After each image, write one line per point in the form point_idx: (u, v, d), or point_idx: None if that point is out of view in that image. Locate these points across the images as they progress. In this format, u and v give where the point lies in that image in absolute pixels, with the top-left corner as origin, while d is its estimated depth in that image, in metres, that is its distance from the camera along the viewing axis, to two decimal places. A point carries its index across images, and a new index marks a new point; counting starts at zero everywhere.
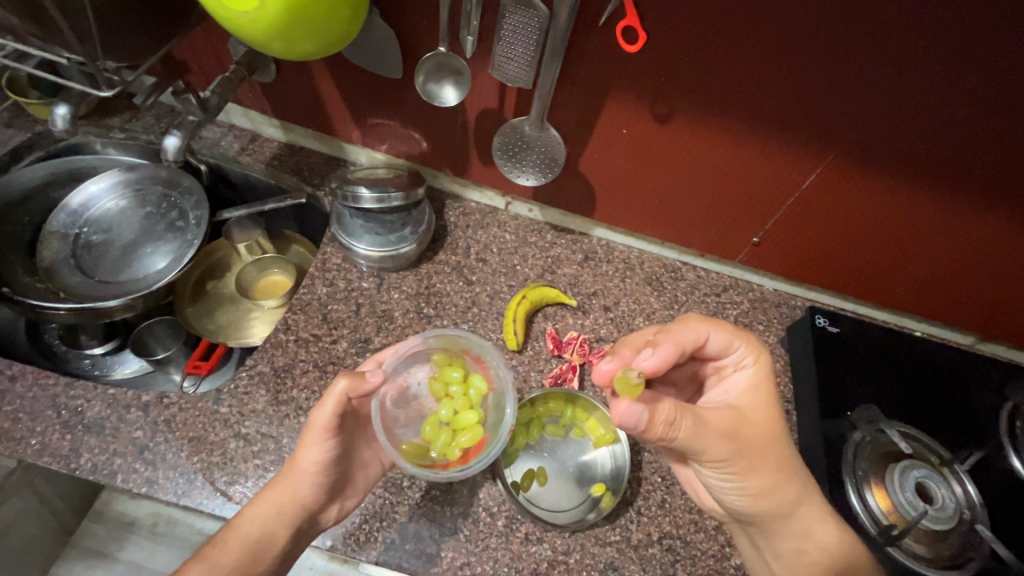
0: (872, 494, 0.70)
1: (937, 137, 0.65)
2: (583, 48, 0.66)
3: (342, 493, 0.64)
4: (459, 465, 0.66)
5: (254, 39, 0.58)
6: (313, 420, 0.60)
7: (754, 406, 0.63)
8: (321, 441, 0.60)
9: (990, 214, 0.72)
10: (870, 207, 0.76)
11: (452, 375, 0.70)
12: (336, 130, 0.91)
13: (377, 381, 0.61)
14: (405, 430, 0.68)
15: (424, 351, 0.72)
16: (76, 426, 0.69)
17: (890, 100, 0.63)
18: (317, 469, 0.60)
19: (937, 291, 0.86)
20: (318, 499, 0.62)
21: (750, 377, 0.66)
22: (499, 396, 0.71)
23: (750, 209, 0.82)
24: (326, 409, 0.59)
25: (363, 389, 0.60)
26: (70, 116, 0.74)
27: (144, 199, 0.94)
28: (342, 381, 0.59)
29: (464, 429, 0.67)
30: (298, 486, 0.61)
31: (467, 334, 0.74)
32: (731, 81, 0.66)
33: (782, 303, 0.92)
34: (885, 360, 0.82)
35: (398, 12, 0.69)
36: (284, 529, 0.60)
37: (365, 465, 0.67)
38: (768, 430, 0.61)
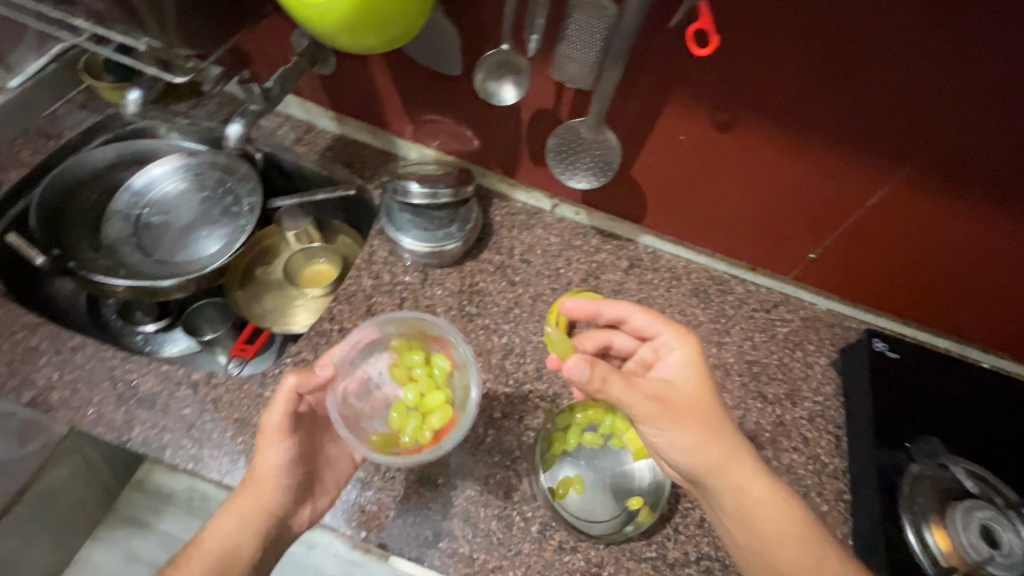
0: (931, 533, 0.66)
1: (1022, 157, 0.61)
2: (650, 51, 0.65)
3: (310, 496, 0.64)
4: (432, 445, 0.67)
5: (323, 33, 0.59)
6: (267, 422, 0.61)
7: (686, 379, 0.62)
8: (277, 442, 0.61)
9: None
10: (940, 227, 0.72)
11: (413, 359, 0.72)
12: (389, 124, 0.91)
13: (329, 375, 0.63)
14: (372, 421, 0.70)
15: (381, 340, 0.74)
16: (129, 399, 0.72)
17: (973, 114, 0.59)
18: (278, 470, 0.61)
19: (1006, 321, 0.81)
20: (285, 505, 0.62)
21: (684, 360, 0.64)
22: (463, 373, 0.72)
23: (808, 223, 0.79)
24: (277, 408, 0.61)
25: (313, 382, 0.62)
26: (141, 101, 0.77)
27: (203, 184, 0.98)
28: (291, 378, 0.60)
29: (432, 411, 0.69)
30: (267, 493, 0.61)
31: (424, 316, 0.74)
32: (800, 90, 0.63)
33: (836, 323, 0.88)
34: (947, 390, 0.77)
35: (464, 9, 0.69)
36: (249, 540, 0.59)
37: (332, 463, 0.67)
38: (702, 400, 0.61)
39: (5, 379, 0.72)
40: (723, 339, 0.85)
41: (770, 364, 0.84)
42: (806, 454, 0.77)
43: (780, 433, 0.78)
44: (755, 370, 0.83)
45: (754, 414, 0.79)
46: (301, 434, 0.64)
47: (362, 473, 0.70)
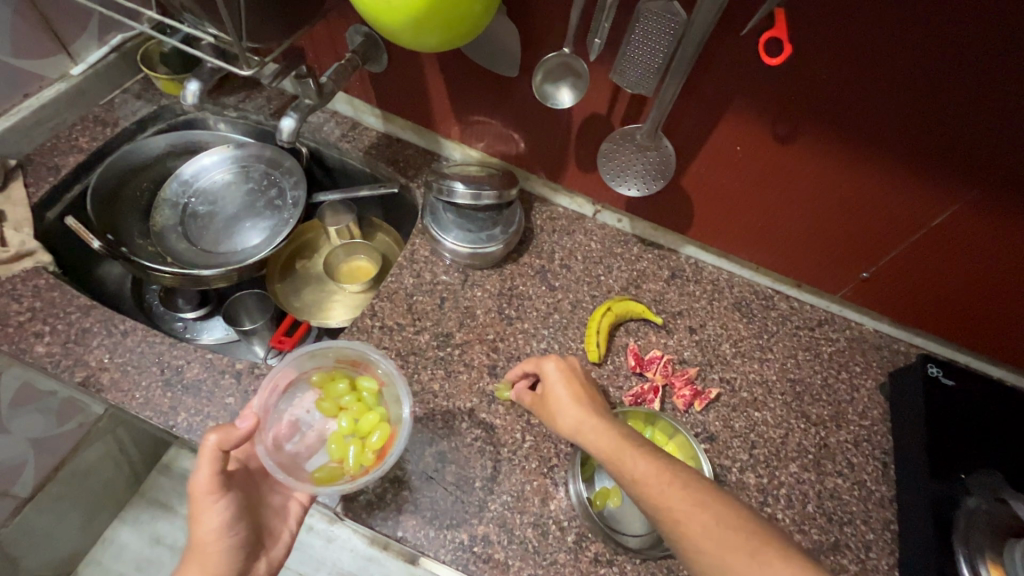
0: (986, 568, 0.62)
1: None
2: (716, 59, 0.64)
3: (262, 549, 0.62)
4: (376, 461, 0.66)
5: (385, 29, 0.59)
6: (193, 487, 0.57)
7: (555, 378, 0.65)
8: (210, 505, 0.57)
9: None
10: (999, 252, 0.69)
11: (338, 389, 0.72)
12: (436, 124, 0.92)
13: (251, 425, 0.59)
14: (312, 459, 0.69)
15: (302, 378, 0.73)
16: (176, 385, 0.73)
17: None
18: (219, 531, 0.57)
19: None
20: (237, 563, 0.59)
21: (558, 376, 0.65)
22: (392, 388, 0.72)
23: (861, 242, 0.77)
24: (203, 471, 0.57)
25: (238, 435, 0.58)
26: (199, 92, 0.80)
27: (248, 175, 0.98)
28: (211, 437, 0.57)
29: (370, 432, 0.69)
30: (212, 560, 0.56)
31: (333, 344, 0.73)
32: (868, 106, 0.61)
33: (884, 345, 0.86)
34: (1002, 419, 0.74)
35: (525, 11, 0.69)
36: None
37: (280, 512, 0.66)
38: (573, 392, 0.64)
39: (59, 359, 0.74)
40: (766, 356, 0.83)
41: (814, 383, 0.81)
42: (853, 479, 0.74)
43: (824, 456, 0.76)
44: (799, 391, 0.80)
45: (797, 435, 0.77)
46: (234, 492, 0.60)
47: (400, 471, 0.69)
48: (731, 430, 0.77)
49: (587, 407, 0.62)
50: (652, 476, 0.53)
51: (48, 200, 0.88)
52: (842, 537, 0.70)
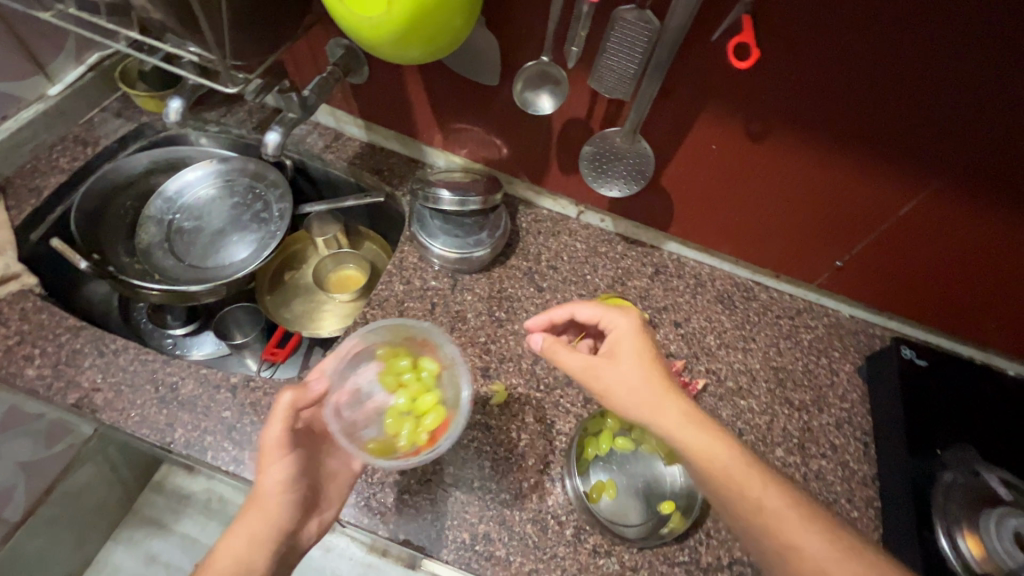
0: (963, 539, 0.66)
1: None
2: (689, 63, 0.66)
3: (317, 509, 0.63)
4: (430, 444, 0.68)
5: (368, 42, 0.61)
6: (265, 440, 0.60)
7: (627, 338, 0.61)
8: (277, 459, 0.60)
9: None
10: (965, 236, 0.73)
11: (401, 365, 0.73)
12: (419, 133, 0.93)
13: (323, 390, 0.62)
14: (367, 430, 0.70)
15: (366, 349, 0.75)
16: (171, 402, 0.73)
17: (1014, 134, 0.60)
18: (282, 487, 0.59)
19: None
20: (295, 519, 0.60)
21: (629, 329, 0.62)
22: (452, 373, 0.74)
23: (836, 232, 0.80)
24: (274, 426, 0.59)
25: (310, 395, 0.61)
26: (182, 109, 0.79)
27: (234, 190, 0.99)
28: (286, 395, 0.60)
29: (426, 413, 0.70)
30: (273, 509, 0.59)
31: (409, 322, 0.76)
32: (838, 101, 0.64)
33: (860, 331, 0.89)
34: (973, 396, 0.78)
35: (503, 21, 0.71)
36: (262, 555, 0.57)
37: (333, 476, 0.66)
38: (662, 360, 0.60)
39: (51, 381, 0.74)
40: (750, 345, 0.86)
41: (796, 370, 0.84)
42: (836, 460, 0.77)
43: (808, 439, 0.79)
44: (781, 377, 0.83)
45: (782, 421, 0.80)
46: (300, 450, 0.63)
47: (399, 476, 0.71)
48: (719, 418, 0.79)
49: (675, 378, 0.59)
50: (742, 470, 0.52)
51: (31, 222, 0.87)
52: None
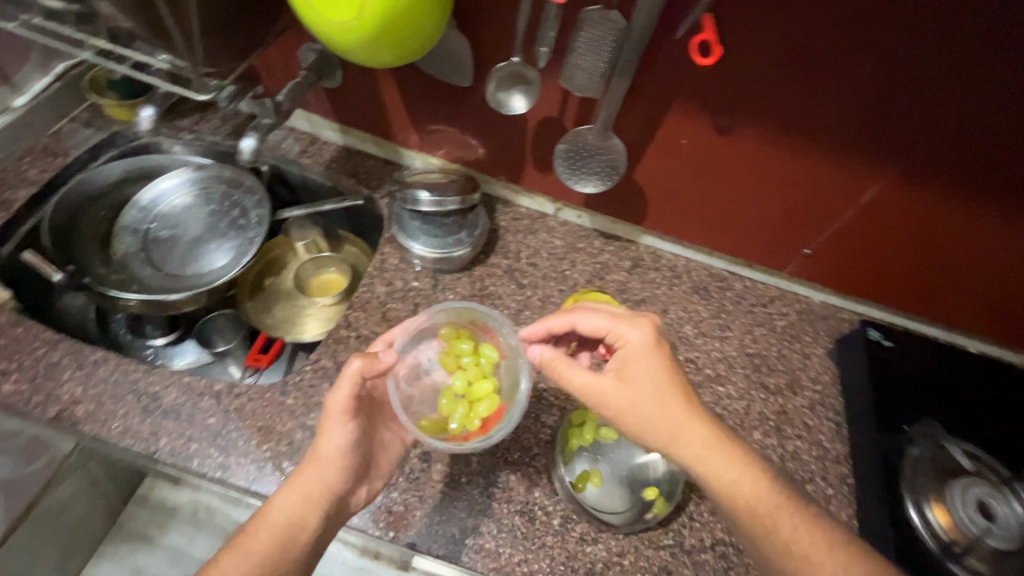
0: (931, 509, 0.70)
1: (1017, 158, 0.65)
2: (656, 60, 0.68)
3: (367, 476, 0.65)
4: (483, 433, 0.68)
5: (340, 45, 0.61)
6: (330, 404, 0.60)
7: (642, 354, 0.62)
8: (340, 424, 0.60)
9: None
10: (924, 220, 0.76)
11: (462, 347, 0.72)
12: (395, 135, 0.94)
13: (391, 362, 0.63)
14: (422, 406, 0.70)
15: (432, 327, 0.74)
16: (154, 411, 0.73)
17: (964, 120, 0.64)
18: (341, 454, 0.60)
19: (1000, 310, 0.85)
20: (348, 485, 0.62)
21: (641, 345, 0.62)
22: (511, 363, 0.72)
23: (804, 220, 0.83)
24: (341, 394, 0.60)
25: (378, 367, 0.61)
26: (154, 117, 0.79)
27: (210, 198, 0.98)
28: (356, 363, 0.60)
29: (480, 400, 0.69)
30: (328, 471, 0.60)
31: (475, 306, 0.75)
32: (800, 94, 0.67)
33: (830, 315, 0.92)
34: (936, 374, 0.82)
35: (474, 23, 0.72)
36: (313, 514, 0.60)
37: (385, 446, 0.68)
38: (681, 380, 0.61)
39: (29, 396, 0.73)
40: (726, 333, 0.88)
41: (770, 356, 0.87)
42: (810, 440, 0.80)
43: (784, 422, 0.82)
44: (757, 363, 0.86)
45: (758, 405, 0.83)
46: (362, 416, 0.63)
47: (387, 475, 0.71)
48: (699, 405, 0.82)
49: (694, 401, 0.61)
50: (737, 474, 0.59)
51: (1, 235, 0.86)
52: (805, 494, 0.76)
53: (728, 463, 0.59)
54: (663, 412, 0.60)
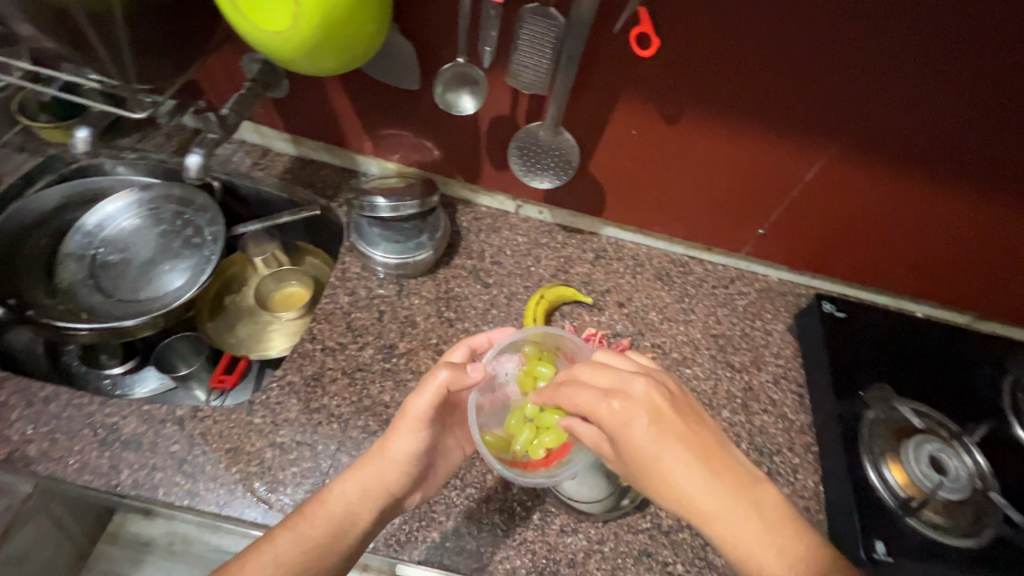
0: (888, 469, 0.73)
1: (949, 128, 0.68)
2: (599, 55, 0.69)
3: (423, 484, 0.67)
4: (545, 468, 0.66)
5: (280, 57, 0.60)
6: (409, 409, 0.62)
7: (623, 430, 0.54)
8: (416, 432, 0.62)
9: (997, 200, 0.76)
10: (867, 194, 0.79)
11: (541, 370, 0.70)
12: (348, 142, 0.92)
13: (477, 378, 0.64)
14: (490, 420, 0.70)
15: (517, 343, 0.73)
16: (113, 443, 0.70)
17: (897, 94, 0.66)
18: (406, 458, 0.63)
19: (945, 273, 0.89)
20: (404, 487, 0.64)
21: (618, 421, 0.54)
22: None
23: (756, 202, 0.85)
24: (424, 399, 0.62)
25: (465, 382, 0.63)
26: (90, 138, 0.76)
27: (159, 218, 0.94)
28: (444, 372, 0.62)
29: (548, 430, 0.66)
30: (389, 475, 0.63)
31: (564, 332, 0.72)
32: (740, 81, 0.69)
33: (787, 291, 0.96)
34: (886, 339, 0.86)
35: (416, 26, 0.72)
36: (367, 510, 0.61)
37: (447, 455, 0.70)
38: (674, 454, 0.53)
39: None
40: (690, 317, 0.91)
41: (733, 335, 0.90)
42: (776, 414, 0.83)
43: (750, 397, 0.84)
44: (721, 343, 0.89)
45: (725, 383, 0.85)
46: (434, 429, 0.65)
47: None
48: None
49: (691, 474, 0.52)
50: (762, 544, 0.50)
51: None
52: (773, 465, 0.79)
53: (739, 532, 0.50)
54: (659, 485, 0.53)
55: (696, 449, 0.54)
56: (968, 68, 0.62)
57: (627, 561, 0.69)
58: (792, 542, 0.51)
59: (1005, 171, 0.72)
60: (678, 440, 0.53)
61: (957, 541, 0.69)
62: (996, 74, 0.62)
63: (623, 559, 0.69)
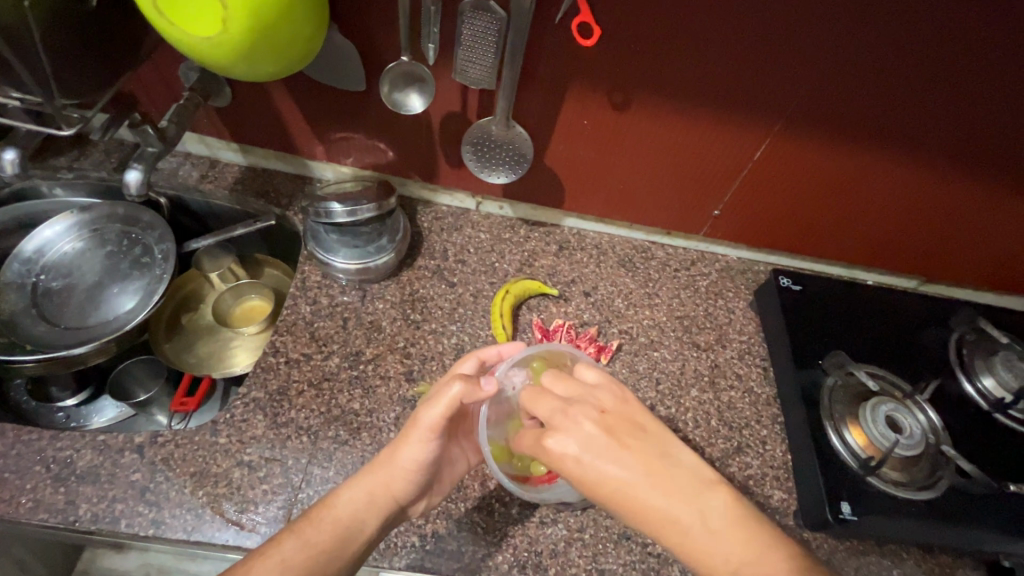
0: (849, 432, 0.75)
1: (879, 106, 0.71)
2: (543, 47, 0.70)
3: (430, 492, 0.67)
4: (549, 484, 0.69)
5: (214, 63, 0.58)
6: (421, 420, 0.62)
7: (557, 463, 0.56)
8: (428, 442, 0.62)
9: (927, 172, 0.80)
10: (811, 171, 0.82)
11: None
12: (299, 148, 0.90)
13: (491, 391, 0.63)
14: (498, 430, 0.70)
15: (527, 356, 0.71)
16: (68, 478, 0.67)
17: (830, 78, 0.69)
18: (416, 467, 0.62)
19: (893, 241, 0.93)
20: (410, 495, 0.63)
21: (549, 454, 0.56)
22: None
23: (708, 185, 0.87)
24: (437, 410, 0.62)
25: (478, 396, 0.63)
26: (18, 160, 0.73)
27: (104, 239, 0.90)
28: (458, 386, 0.62)
29: None
30: (395, 480, 0.62)
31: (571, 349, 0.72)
32: (679, 69, 0.70)
33: (746, 269, 0.98)
34: (841, 308, 0.89)
35: (356, 26, 0.70)
36: (374, 517, 0.61)
37: (452, 463, 0.69)
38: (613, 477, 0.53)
39: None
40: (655, 301, 0.92)
41: (698, 315, 0.92)
42: (742, 388, 0.85)
43: (717, 375, 0.86)
44: (686, 324, 0.90)
45: (692, 363, 0.87)
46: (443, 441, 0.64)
47: None
48: (637, 372, 0.84)
49: (636, 490, 0.53)
50: (714, 544, 0.49)
51: None
52: (743, 439, 0.81)
53: (688, 536, 0.50)
54: (611, 507, 0.54)
55: (636, 465, 0.54)
56: (892, 51, 0.65)
57: (608, 546, 0.70)
58: (752, 541, 0.49)
59: (932, 145, 0.75)
60: (611, 459, 0.54)
61: (913, 495, 0.73)
62: (916, 55, 0.65)
63: (604, 544, 0.70)
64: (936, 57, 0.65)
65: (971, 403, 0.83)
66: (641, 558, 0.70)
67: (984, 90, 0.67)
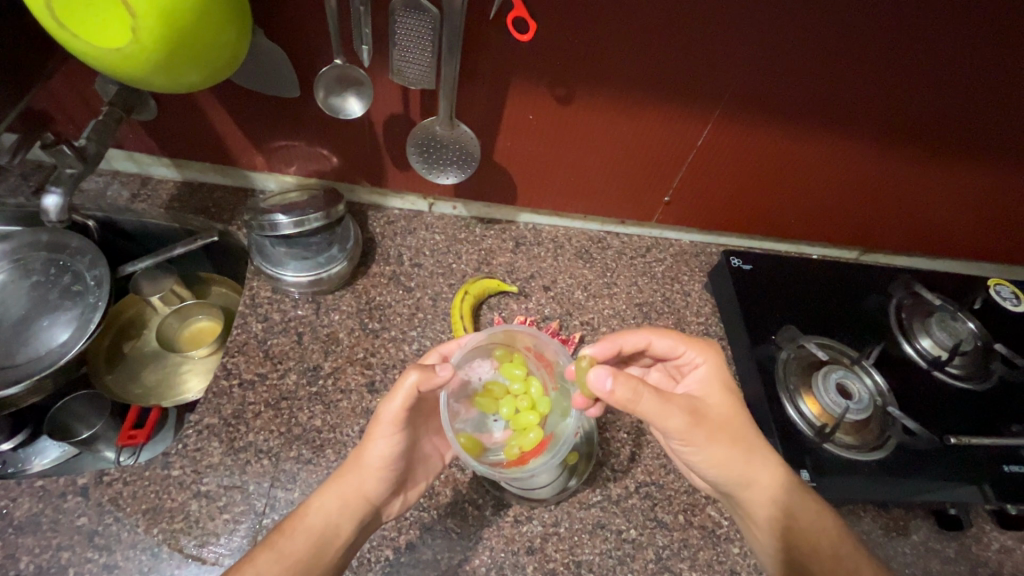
0: (804, 402, 0.79)
1: (814, 85, 0.73)
2: (480, 44, 0.69)
3: (401, 490, 0.65)
4: (521, 466, 0.64)
5: (129, 75, 0.55)
6: (381, 414, 0.59)
7: (710, 378, 0.68)
8: (387, 435, 0.59)
9: (862, 148, 0.83)
10: (756, 151, 0.84)
11: (516, 373, 0.68)
12: (236, 159, 0.86)
13: (448, 375, 0.60)
14: (466, 423, 0.66)
15: (487, 346, 0.69)
16: (5, 530, 0.63)
17: (780, 62, 0.70)
18: (384, 463, 0.60)
19: (835, 216, 0.98)
20: (383, 494, 0.62)
21: (707, 366, 0.69)
22: (560, 396, 0.69)
23: (658, 172, 0.88)
24: (396, 403, 0.58)
25: (435, 382, 0.59)
26: None
27: (28, 269, 0.82)
28: (413, 375, 0.58)
29: (526, 430, 0.65)
30: (368, 483, 0.60)
31: (531, 329, 0.69)
32: (622, 58, 0.70)
33: (700, 252, 1.01)
34: (789, 283, 0.93)
35: (283, 31, 0.67)
36: (349, 523, 0.59)
37: (426, 458, 0.68)
38: (728, 413, 0.65)
39: None
40: (613, 290, 0.93)
41: (656, 301, 0.93)
42: None
43: None
44: (645, 311, 0.92)
45: None
46: (409, 431, 0.62)
47: None
48: None
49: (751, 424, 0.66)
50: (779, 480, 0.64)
51: None
52: None
53: (771, 471, 0.64)
54: (735, 421, 0.65)
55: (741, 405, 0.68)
56: (830, 35, 0.67)
57: (584, 537, 0.71)
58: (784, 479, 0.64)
59: (871, 123, 0.79)
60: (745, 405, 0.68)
61: (865, 456, 0.77)
62: (849, 35, 0.67)
63: (580, 535, 0.71)
64: (879, 36, 0.67)
65: (913, 364, 0.87)
66: (616, 545, 0.71)
67: (914, 69, 0.70)
